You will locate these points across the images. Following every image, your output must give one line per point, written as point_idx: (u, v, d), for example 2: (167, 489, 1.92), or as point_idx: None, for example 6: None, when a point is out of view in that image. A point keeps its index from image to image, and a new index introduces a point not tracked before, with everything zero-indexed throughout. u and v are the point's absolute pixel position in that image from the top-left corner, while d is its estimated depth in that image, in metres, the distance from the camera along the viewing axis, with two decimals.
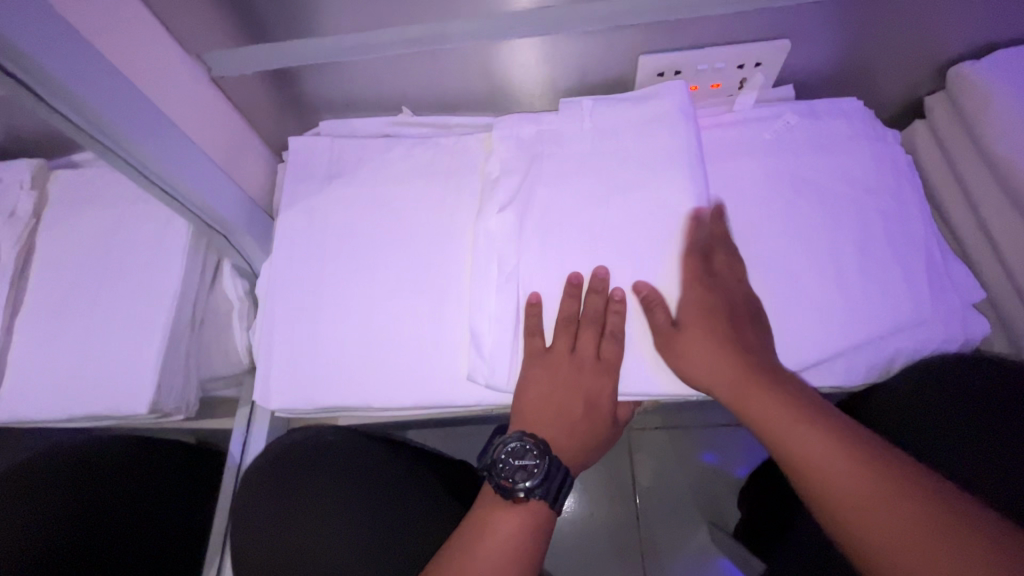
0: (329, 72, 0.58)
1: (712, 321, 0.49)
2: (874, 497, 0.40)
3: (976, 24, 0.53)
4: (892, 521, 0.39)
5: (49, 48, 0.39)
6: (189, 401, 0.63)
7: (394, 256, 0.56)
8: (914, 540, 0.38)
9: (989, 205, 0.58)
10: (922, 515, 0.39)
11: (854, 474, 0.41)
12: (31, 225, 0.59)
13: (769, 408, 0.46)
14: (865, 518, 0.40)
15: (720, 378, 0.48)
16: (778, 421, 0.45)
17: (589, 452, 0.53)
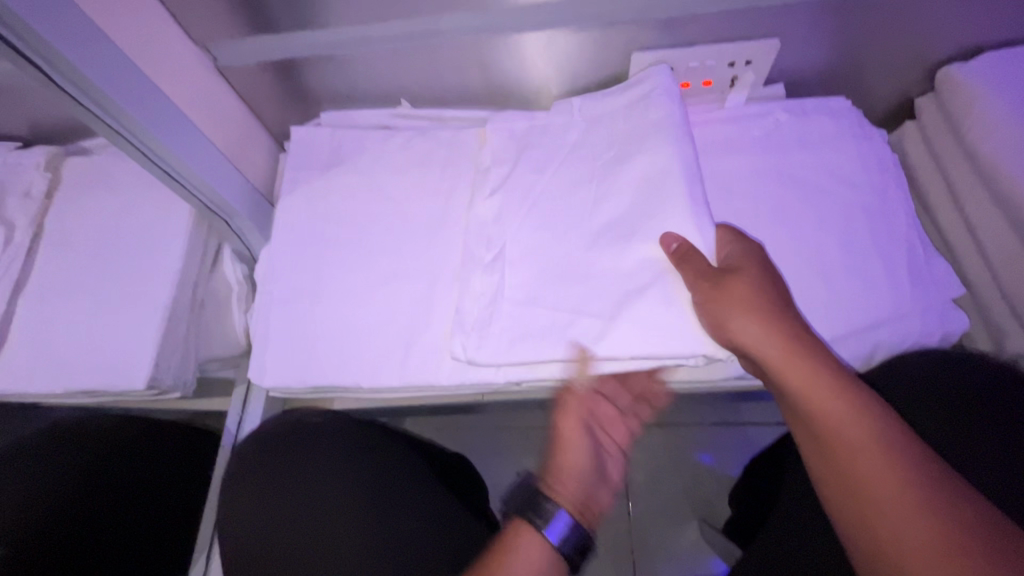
0: (331, 64, 0.60)
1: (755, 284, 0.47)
2: (890, 479, 0.40)
3: (961, 18, 0.54)
4: (900, 505, 0.39)
5: (61, 30, 0.41)
6: (186, 379, 0.64)
7: (390, 247, 0.59)
8: (920, 524, 0.38)
9: (973, 201, 0.59)
10: (930, 500, 0.38)
11: (873, 455, 0.41)
12: (46, 204, 0.63)
13: (805, 380, 0.44)
14: (874, 502, 0.40)
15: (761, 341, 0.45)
16: (815, 393, 0.43)
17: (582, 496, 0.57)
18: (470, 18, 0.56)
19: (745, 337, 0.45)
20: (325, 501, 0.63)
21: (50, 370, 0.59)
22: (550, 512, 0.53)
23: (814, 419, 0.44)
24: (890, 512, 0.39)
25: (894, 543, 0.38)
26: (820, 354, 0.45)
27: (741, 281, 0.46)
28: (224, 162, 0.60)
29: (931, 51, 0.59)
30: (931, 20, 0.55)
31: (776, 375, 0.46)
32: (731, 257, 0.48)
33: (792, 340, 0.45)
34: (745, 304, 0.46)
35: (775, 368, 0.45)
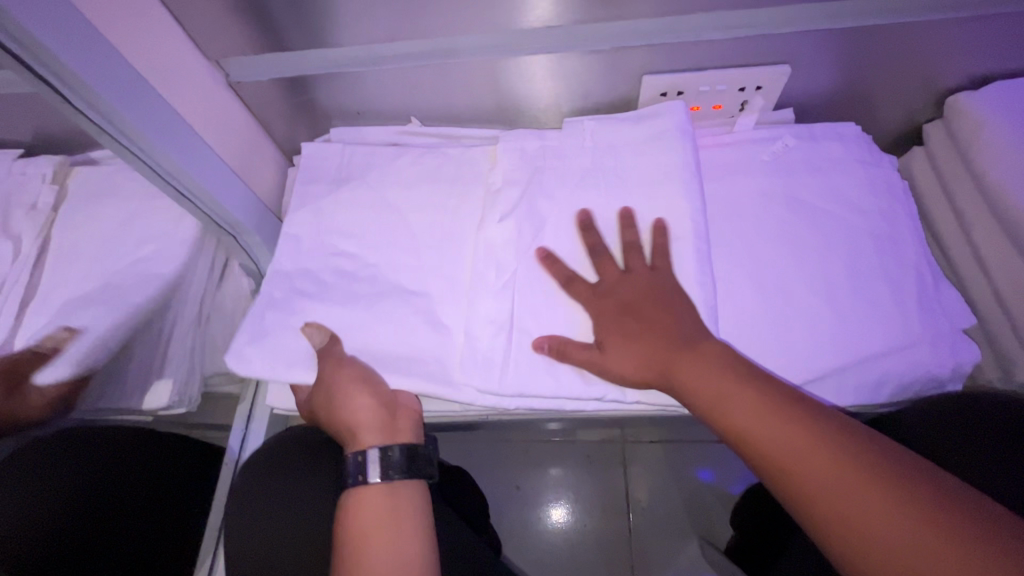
0: (341, 81, 0.60)
1: (623, 323, 0.50)
2: (812, 456, 0.41)
3: (970, 47, 0.55)
4: (847, 488, 0.39)
5: (75, 50, 0.41)
6: (190, 395, 0.70)
7: (397, 264, 0.59)
8: (808, 450, 0.41)
9: (981, 230, 0.59)
10: (833, 445, 0.41)
11: (762, 417, 0.43)
12: (51, 217, 0.57)
13: (695, 375, 0.46)
14: (821, 493, 0.40)
15: (648, 356, 0.48)
16: (708, 384, 0.46)
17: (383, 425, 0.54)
18: (484, 39, 0.56)
19: (623, 368, 0.48)
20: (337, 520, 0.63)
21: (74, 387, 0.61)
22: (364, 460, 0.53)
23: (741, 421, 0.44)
24: (839, 499, 0.39)
25: (855, 530, 0.38)
26: (720, 356, 0.46)
27: (612, 337, 0.49)
28: (233, 177, 0.60)
29: (940, 79, 0.59)
30: (940, 50, 0.55)
31: (671, 379, 0.47)
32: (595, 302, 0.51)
33: (675, 346, 0.48)
34: (616, 334, 0.49)
35: (670, 372, 0.47)
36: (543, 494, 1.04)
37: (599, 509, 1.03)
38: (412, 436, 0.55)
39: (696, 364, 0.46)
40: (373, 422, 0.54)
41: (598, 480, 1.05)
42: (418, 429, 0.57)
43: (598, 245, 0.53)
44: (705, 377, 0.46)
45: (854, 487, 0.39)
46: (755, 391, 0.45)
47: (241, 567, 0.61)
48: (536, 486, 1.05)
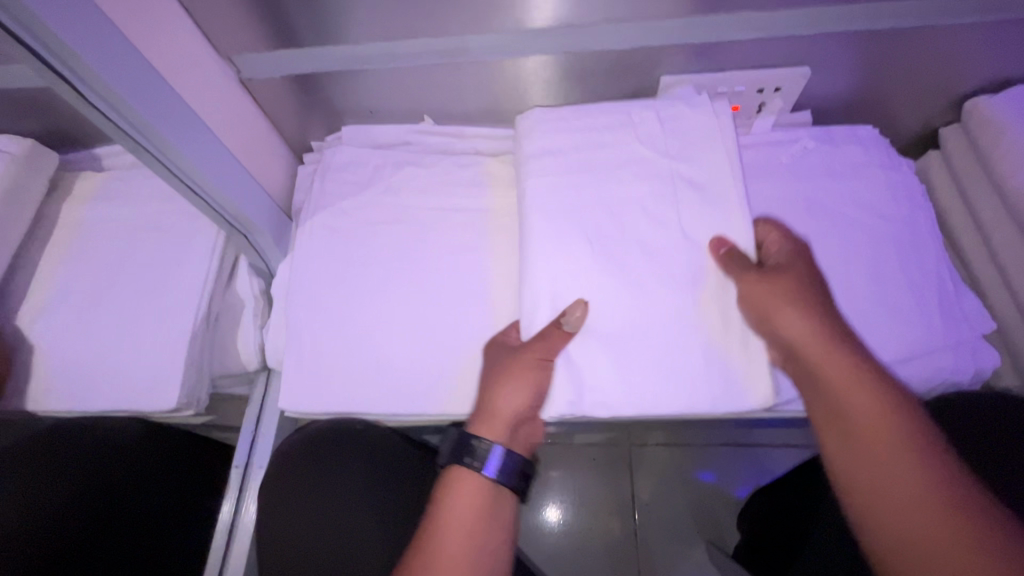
0: (355, 80, 0.60)
1: (793, 285, 0.48)
2: (921, 503, 0.41)
3: (991, 51, 0.54)
4: (922, 512, 0.41)
5: (90, 42, 0.40)
6: (200, 396, 0.62)
7: (426, 266, 0.60)
8: (916, 499, 0.42)
9: (1001, 236, 0.59)
10: (946, 497, 0.41)
11: (892, 451, 0.43)
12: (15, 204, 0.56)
13: (838, 375, 0.46)
14: (896, 508, 0.42)
15: (800, 330, 0.47)
16: (847, 390, 0.45)
17: (503, 423, 0.52)
18: (501, 37, 0.55)
19: (790, 321, 0.47)
20: (353, 527, 0.61)
21: (82, 398, 0.59)
22: (484, 450, 0.51)
23: (853, 411, 0.45)
24: (906, 519, 0.42)
25: (912, 547, 0.41)
26: (855, 345, 0.47)
27: (783, 285, 0.48)
28: (244, 175, 0.58)
29: (960, 82, 0.59)
30: (961, 54, 0.55)
31: (810, 366, 0.47)
32: (733, 264, 0.50)
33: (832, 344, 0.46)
34: (788, 289, 0.48)
35: (808, 361, 0.47)
36: (547, 496, 1.04)
37: (601, 509, 1.02)
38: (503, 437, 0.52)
39: (843, 365, 0.46)
40: (506, 412, 0.52)
41: (599, 480, 1.04)
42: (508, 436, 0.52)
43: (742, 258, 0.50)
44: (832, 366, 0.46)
45: (924, 498, 0.41)
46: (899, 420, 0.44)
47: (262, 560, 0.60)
48: (536, 486, 1.04)
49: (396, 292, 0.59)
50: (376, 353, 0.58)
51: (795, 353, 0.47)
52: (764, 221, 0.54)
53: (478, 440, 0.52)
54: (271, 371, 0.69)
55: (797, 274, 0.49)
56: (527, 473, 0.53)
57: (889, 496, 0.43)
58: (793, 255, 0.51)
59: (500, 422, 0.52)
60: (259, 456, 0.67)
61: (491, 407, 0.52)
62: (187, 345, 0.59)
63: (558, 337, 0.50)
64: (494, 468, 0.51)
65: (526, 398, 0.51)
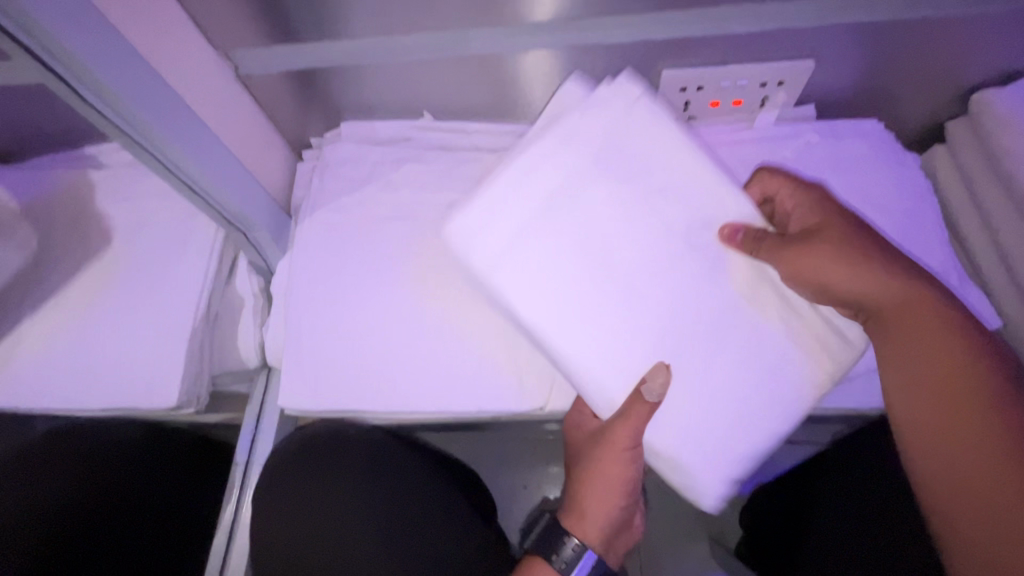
0: (353, 75, 0.59)
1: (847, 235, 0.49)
2: (988, 438, 0.42)
3: (998, 42, 0.53)
4: (987, 448, 0.42)
5: (83, 38, 0.39)
6: (200, 394, 0.62)
7: (426, 263, 0.60)
8: (981, 435, 0.42)
9: (1007, 231, 0.58)
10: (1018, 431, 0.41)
11: (962, 388, 0.44)
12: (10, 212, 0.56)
13: (906, 317, 0.46)
14: (963, 446, 0.43)
15: (856, 280, 0.47)
16: (922, 330, 0.46)
17: (602, 519, 0.58)
18: (501, 31, 0.54)
19: (840, 274, 0.48)
20: (355, 528, 0.61)
21: (80, 394, 0.58)
22: (575, 560, 0.57)
23: (923, 375, 0.45)
24: (970, 457, 0.43)
25: (974, 483, 0.42)
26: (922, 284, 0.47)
27: (829, 238, 0.49)
28: (242, 173, 0.58)
29: (967, 75, 0.58)
30: (968, 46, 0.54)
31: (875, 311, 0.48)
32: (761, 234, 0.51)
33: (902, 286, 0.47)
34: (833, 241, 0.48)
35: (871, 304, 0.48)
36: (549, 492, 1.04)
37: None
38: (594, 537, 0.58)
39: (914, 305, 0.46)
40: (597, 517, 0.58)
41: None
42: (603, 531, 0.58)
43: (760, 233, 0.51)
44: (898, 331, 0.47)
45: (992, 433, 0.42)
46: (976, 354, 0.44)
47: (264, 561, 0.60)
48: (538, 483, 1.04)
49: (396, 289, 0.59)
50: (376, 350, 0.58)
51: (857, 300, 0.48)
52: (759, 173, 0.55)
53: (571, 539, 0.57)
54: (271, 368, 0.69)
55: (834, 227, 0.49)
56: (606, 566, 0.59)
57: (954, 436, 0.44)
58: (811, 214, 0.51)
59: (592, 522, 0.58)
60: (259, 452, 0.67)
61: (581, 505, 0.58)
62: (185, 344, 0.59)
63: (642, 412, 0.50)
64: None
65: (620, 489, 0.57)
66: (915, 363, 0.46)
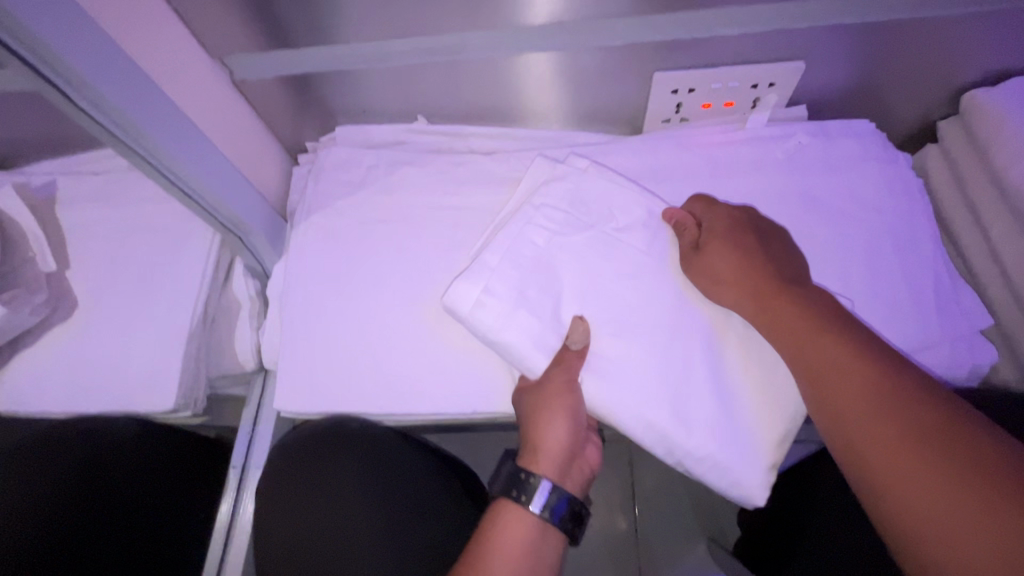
0: (347, 80, 0.60)
1: (737, 241, 0.51)
2: (881, 430, 0.39)
3: (987, 42, 0.54)
4: (883, 439, 0.39)
5: (77, 46, 0.40)
6: (197, 397, 0.62)
7: (421, 264, 0.60)
8: (876, 426, 0.40)
9: (999, 229, 0.58)
10: (908, 416, 0.39)
11: (846, 381, 0.42)
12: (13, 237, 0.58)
13: (787, 318, 0.46)
14: (864, 445, 0.40)
15: (738, 285, 0.49)
16: (799, 332, 0.45)
17: (554, 457, 0.52)
18: (494, 35, 0.55)
19: (723, 274, 0.50)
20: (352, 527, 0.61)
21: (82, 398, 0.60)
22: (533, 485, 0.50)
23: (808, 370, 0.44)
24: (874, 453, 0.39)
25: (883, 480, 0.39)
26: (794, 287, 0.48)
27: (718, 245, 0.51)
28: (238, 178, 0.59)
29: (957, 75, 0.58)
30: (957, 46, 0.54)
31: (763, 318, 0.48)
32: (682, 244, 0.54)
33: (773, 291, 0.48)
34: (722, 249, 0.51)
35: (758, 311, 0.48)
36: None
37: (602, 505, 1.02)
38: (555, 477, 0.51)
39: (789, 308, 0.46)
40: (554, 452, 0.52)
41: (600, 476, 1.04)
42: (561, 472, 0.52)
43: (694, 240, 0.53)
44: (776, 329, 0.47)
45: (884, 425, 0.39)
46: (851, 347, 0.43)
47: (262, 559, 0.60)
48: None
49: (390, 292, 0.59)
50: (370, 352, 0.58)
51: (752, 312, 0.49)
52: (692, 198, 0.56)
53: (526, 474, 0.51)
54: (267, 372, 0.69)
55: (727, 237, 0.52)
56: (575, 515, 0.52)
57: (857, 433, 0.41)
58: (732, 216, 0.53)
59: (546, 461, 0.51)
60: (257, 456, 0.67)
61: (535, 443, 0.52)
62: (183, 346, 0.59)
63: (573, 359, 0.50)
64: (539, 503, 0.50)
65: (568, 429, 0.52)
66: (802, 349, 0.45)
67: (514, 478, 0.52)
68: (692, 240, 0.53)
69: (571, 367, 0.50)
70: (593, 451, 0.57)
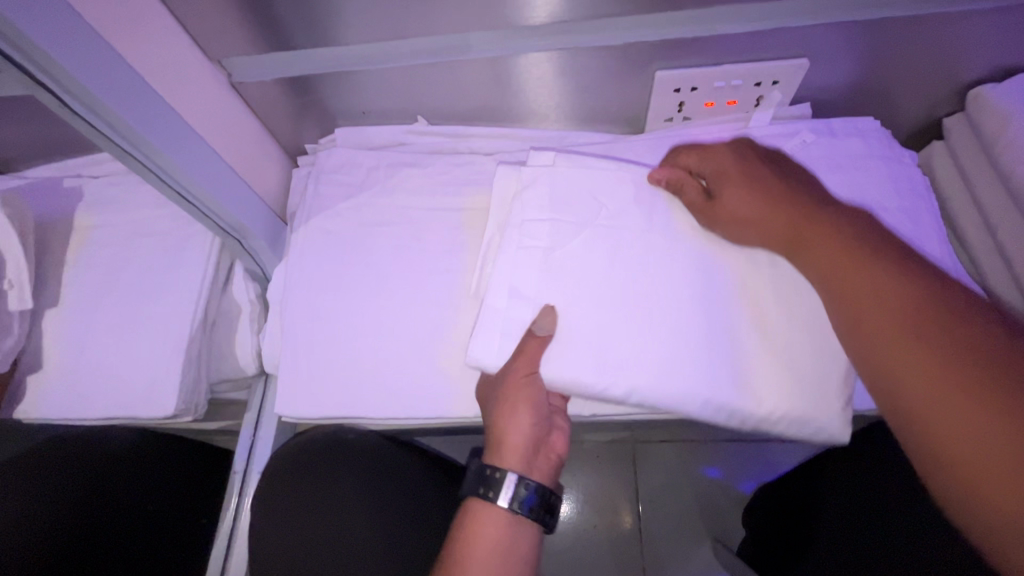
0: (347, 82, 0.59)
1: (757, 179, 0.50)
2: (931, 346, 0.40)
3: (994, 38, 0.53)
4: (932, 355, 0.40)
5: (72, 49, 0.39)
6: (198, 402, 0.62)
7: (422, 266, 0.60)
8: (923, 343, 0.41)
9: (1006, 226, 0.58)
10: (954, 330, 0.40)
11: (889, 301, 0.43)
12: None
13: (820, 245, 0.47)
14: (910, 364, 0.41)
15: (764, 219, 0.49)
16: (834, 256, 0.46)
17: (518, 451, 0.53)
18: (494, 35, 0.54)
19: (745, 213, 0.50)
20: (353, 535, 0.60)
21: (82, 403, 0.60)
22: (499, 480, 0.52)
23: (846, 294, 0.45)
24: (922, 373, 0.40)
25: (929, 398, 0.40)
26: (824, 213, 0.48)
27: (736, 186, 0.50)
28: (237, 182, 0.58)
29: (963, 72, 0.57)
30: (964, 43, 0.53)
31: (795, 247, 0.48)
32: (691, 189, 0.52)
33: (805, 219, 0.48)
34: (738, 188, 0.50)
35: (789, 240, 0.48)
36: None
37: (606, 506, 1.02)
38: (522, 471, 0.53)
39: (824, 233, 0.47)
40: (519, 447, 0.53)
41: (603, 477, 1.03)
42: (528, 465, 0.53)
43: (699, 189, 0.52)
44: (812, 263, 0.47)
45: (930, 341, 0.41)
46: (889, 267, 0.44)
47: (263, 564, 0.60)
48: None
49: (391, 294, 0.59)
50: (371, 356, 0.58)
51: (780, 242, 0.49)
52: (679, 151, 0.55)
53: (491, 470, 0.53)
54: (269, 376, 0.69)
55: (739, 181, 0.50)
56: (548, 505, 0.54)
57: (902, 352, 0.41)
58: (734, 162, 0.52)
59: (512, 456, 0.53)
60: (257, 461, 0.67)
61: (500, 440, 0.53)
62: (183, 352, 0.59)
63: (536, 346, 0.50)
64: (507, 496, 0.52)
65: (531, 424, 0.52)
66: (842, 272, 0.45)
67: (483, 473, 0.53)
68: (697, 194, 0.52)
69: (532, 358, 0.50)
70: (562, 440, 0.58)
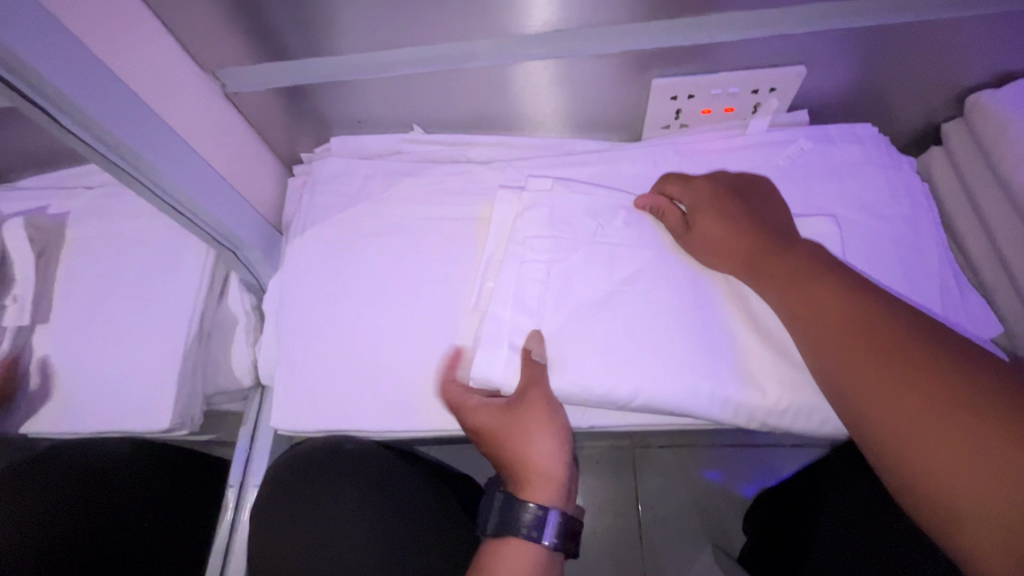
0: (341, 91, 0.59)
1: (724, 207, 0.52)
2: (885, 372, 0.41)
3: (992, 44, 0.53)
4: (885, 380, 0.40)
5: (61, 66, 0.39)
6: (193, 415, 0.62)
7: (418, 276, 0.59)
8: (878, 368, 0.41)
9: (1005, 233, 0.57)
10: (909, 353, 0.41)
11: (846, 325, 0.43)
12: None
13: (776, 270, 0.48)
14: (869, 391, 0.41)
15: (729, 243, 0.51)
16: (789, 278, 0.47)
17: (550, 476, 0.53)
18: (489, 44, 0.54)
19: (712, 237, 0.51)
20: (351, 546, 0.60)
21: (79, 415, 0.59)
22: (530, 514, 0.52)
23: (798, 320, 0.46)
24: (880, 400, 0.40)
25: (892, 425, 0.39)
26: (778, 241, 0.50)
27: (707, 212, 0.52)
28: (232, 194, 0.58)
29: (961, 78, 0.57)
30: (961, 49, 0.53)
31: (755, 273, 0.50)
32: (667, 218, 0.54)
33: (766, 245, 0.50)
34: (708, 214, 0.52)
35: (753, 265, 0.50)
36: None
37: (606, 511, 1.01)
38: (556, 496, 0.53)
39: (781, 259, 0.49)
40: (550, 472, 0.53)
41: (604, 482, 1.03)
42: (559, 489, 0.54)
43: (678, 215, 0.53)
44: (773, 291, 0.48)
45: (885, 366, 0.41)
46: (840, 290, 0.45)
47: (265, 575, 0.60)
48: None
49: (387, 305, 0.59)
50: (367, 367, 0.57)
51: (746, 266, 0.50)
52: (666, 179, 0.56)
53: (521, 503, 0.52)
54: (265, 387, 0.69)
55: (715, 211, 0.52)
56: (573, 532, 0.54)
57: (856, 378, 0.42)
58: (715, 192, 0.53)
59: (544, 482, 0.53)
60: (253, 474, 0.67)
61: (528, 468, 0.53)
62: (178, 365, 0.59)
63: (540, 371, 0.50)
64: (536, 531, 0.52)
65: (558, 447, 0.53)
66: (797, 297, 0.46)
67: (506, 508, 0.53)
68: (675, 219, 0.53)
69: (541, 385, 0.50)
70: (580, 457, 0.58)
